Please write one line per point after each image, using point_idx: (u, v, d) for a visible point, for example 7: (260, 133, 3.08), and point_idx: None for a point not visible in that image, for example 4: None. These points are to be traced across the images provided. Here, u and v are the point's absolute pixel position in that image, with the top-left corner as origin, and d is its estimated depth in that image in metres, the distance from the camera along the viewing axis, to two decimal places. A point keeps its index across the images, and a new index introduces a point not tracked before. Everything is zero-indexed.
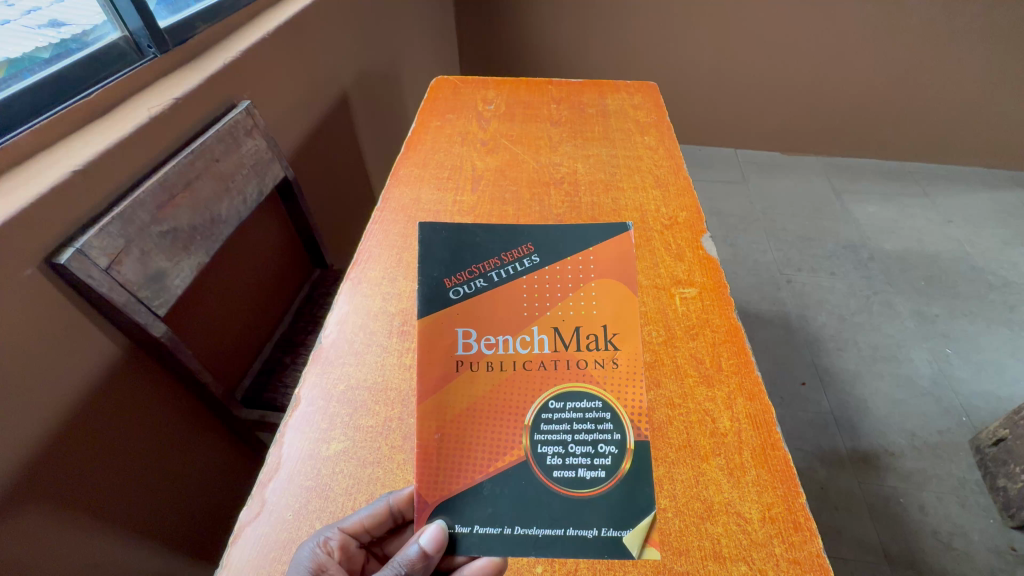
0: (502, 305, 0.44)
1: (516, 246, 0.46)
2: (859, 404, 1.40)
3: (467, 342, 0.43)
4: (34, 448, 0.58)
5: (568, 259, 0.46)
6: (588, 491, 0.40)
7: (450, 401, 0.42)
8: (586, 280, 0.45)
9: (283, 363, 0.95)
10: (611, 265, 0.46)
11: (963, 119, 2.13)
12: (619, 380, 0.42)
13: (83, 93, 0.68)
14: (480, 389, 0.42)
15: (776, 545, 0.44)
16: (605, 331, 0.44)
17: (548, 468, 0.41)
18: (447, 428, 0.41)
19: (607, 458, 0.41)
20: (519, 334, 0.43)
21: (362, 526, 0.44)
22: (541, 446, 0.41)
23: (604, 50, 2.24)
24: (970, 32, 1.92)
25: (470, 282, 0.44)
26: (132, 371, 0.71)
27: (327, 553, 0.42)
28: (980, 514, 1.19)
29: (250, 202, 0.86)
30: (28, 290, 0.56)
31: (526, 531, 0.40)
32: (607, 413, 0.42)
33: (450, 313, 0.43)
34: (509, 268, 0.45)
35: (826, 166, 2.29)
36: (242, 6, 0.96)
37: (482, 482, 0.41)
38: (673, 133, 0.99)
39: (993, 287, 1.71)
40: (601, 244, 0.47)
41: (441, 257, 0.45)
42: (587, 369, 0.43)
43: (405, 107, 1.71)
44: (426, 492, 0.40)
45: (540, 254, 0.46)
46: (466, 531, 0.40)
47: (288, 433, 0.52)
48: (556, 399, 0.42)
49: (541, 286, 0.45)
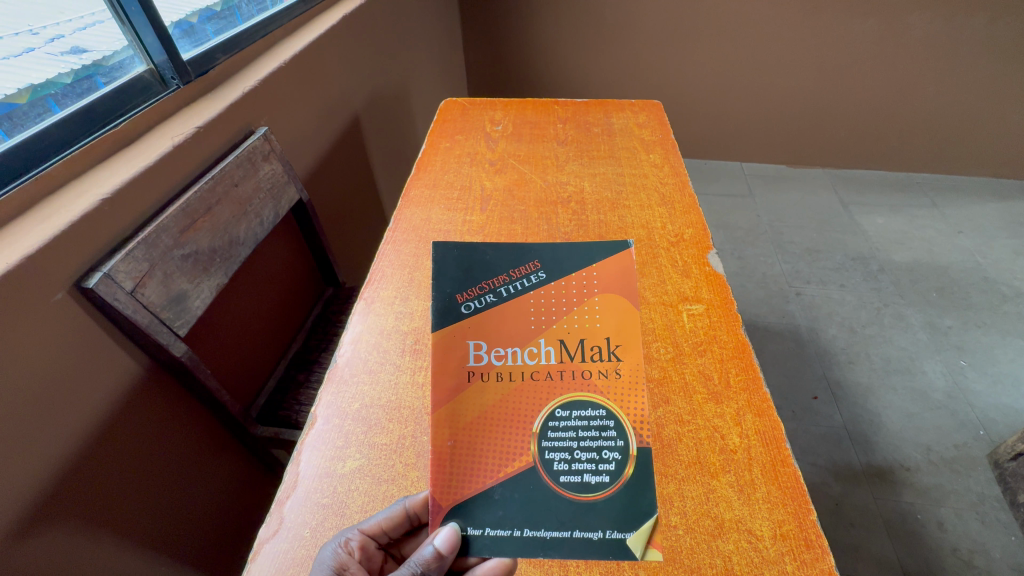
0: (510, 318, 0.46)
1: (523, 263, 0.49)
2: (873, 419, 1.39)
3: (478, 354, 0.44)
4: (62, 464, 0.60)
5: (572, 275, 0.48)
6: (593, 495, 0.41)
7: (462, 410, 0.43)
8: (590, 294, 0.47)
9: (297, 381, 0.97)
10: (613, 280, 0.48)
11: (969, 130, 2.13)
12: (622, 390, 0.43)
13: (110, 124, 0.71)
14: (490, 398, 0.44)
15: (788, 563, 0.45)
16: (608, 343, 0.45)
17: (555, 473, 0.41)
18: (461, 436, 0.43)
19: (611, 463, 0.42)
20: (526, 346, 0.45)
21: (380, 528, 0.45)
22: (548, 452, 0.42)
23: (609, 68, 2.28)
24: (973, 44, 1.93)
25: (480, 297, 0.46)
26: (153, 389, 0.73)
27: (348, 553, 0.43)
28: (1001, 530, 1.17)
29: (266, 224, 0.89)
30: (60, 313, 0.58)
31: (535, 533, 0.40)
32: (611, 421, 0.43)
33: (461, 325, 0.45)
34: (517, 284, 0.47)
35: (834, 178, 2.30)
36: (259, 37, 1.00)
37: (493, 487, 0.41)
38: (678, 151, 1.01)
39: (1006, 298, 1.69)
40: (604, 261, 0.49)
41: (453, 274, 0.47)
42: (591, 379, 0.44)
43: (414, 127, 1.75)
44: (440, 496, 0.41)
45: (545, 271, 0.48)
46: (476, 534, 0.41)
47: (305, 450, 0.54)
48: (562, 407, 0.43)
49: (546, 301, 0.47)
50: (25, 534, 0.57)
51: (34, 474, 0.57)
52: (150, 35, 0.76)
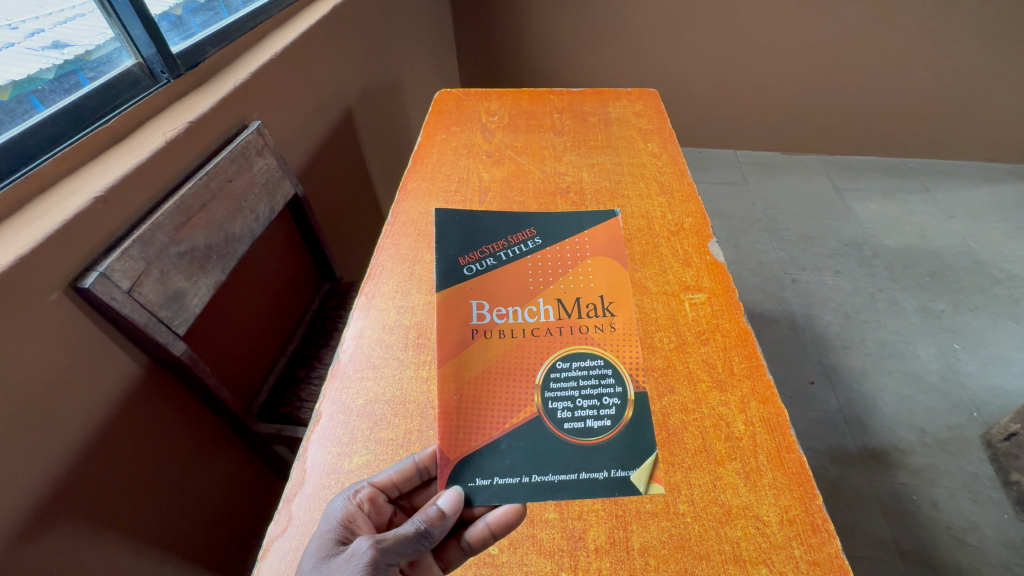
0: (513, 283, 0.59)
1: (520, 234, 0.65)
2: (868, 402, 1.41)
3: (481, 313, 0.57)
4: (64, 464, 0.60)
5: (567, 242, 0.64)
6: (595, 438, 0.49)
7: (466, 366, 0.53)
8: (583, 258, 0.62)
9: (298, 377, 0.96)
10: (602, 247, 0.64)
11: (960, 113, 2.14)
12: (617, 341, 0.55)
13: (102, 119, 0.69)
14: (493, 353, 0.54)
15: (795, 547, 0.45)
16: (602, 301, 0.58)
17: (559, 421, 0.50)
18: (465, 390, 0.52)
19: (612, 408, 0.51)
20: (527, 305, 0.58)
21: (391, 481, 0.47)
22: (552, 402, 0.51)
23: (602, 58, 2.27)
24: (965, 27, 1.93)
25: (480, 262, 0.62)
26: (152, 389, 0.71)
27: (357, 505, 0.46)
28: (994, 508, 1.19)
29: (262, 220, 0.88)
30: (55, 315, 0.57)
31: (542, 478, 0.47)
32: (609, 369, 0.54)
33: (465, 285, 0.59)
34: (514, 250, 0.63)
35: (827, 165, 2.31)
36: (249, 29, 0.98)
37: (499, 438, 0.49)
38: (676, 140, 1.00)
39: (997, 281, 1.71)
40: (594, 230, 0.65)
41: (458, 245, 0.63)
42: (589, 333, 0.56)
43: (407, 119, 1.73)
44: (449, 451, 0.48)
45: (541, 238, 0.64)
46: (484, 483, 0.47)
47: (310, 448, 0.53)
48: (563, 359, 0.53)
49: (543, 264, 0.61)
50: (27, 536, 0.56)
51: (34, 476, 0.56)
52: (137, 27, 0.74)
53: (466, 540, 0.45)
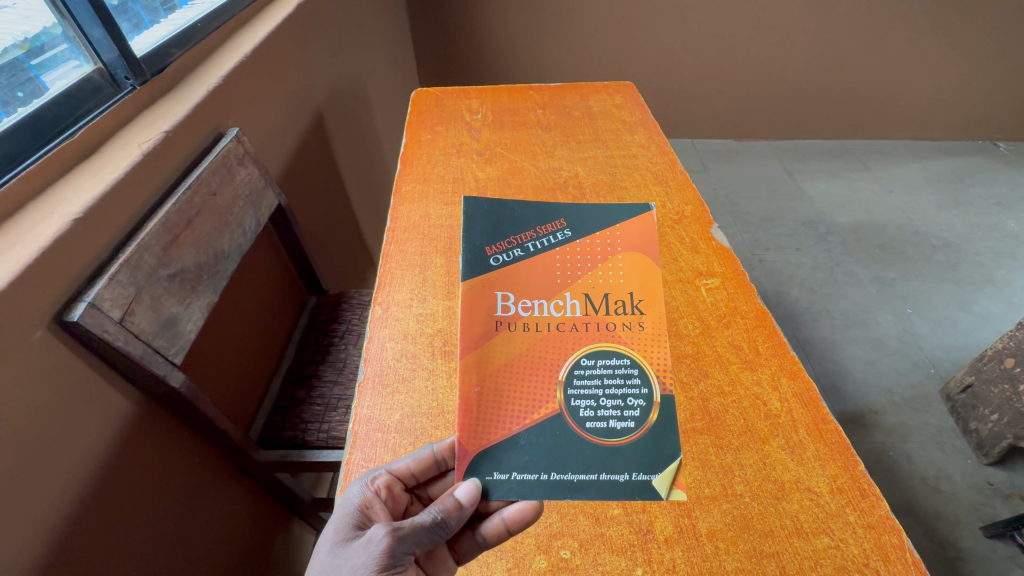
0: (540, 274, 0.55)
1: (550, 222, 0.60)
2: (840, 369, 1.50)
3: (506, 305, 0.54)
4: (64, 519, 0.53)
5: (597, 233, 0.59)
6: (618, 439, 0.47)
7: (489, 359, 0.51)
8: (614, 253, 0.57)
9: (298, 399, 0.90)
10: (635, 242, 0.58)
11: (890, 96, 2.32)
12: (645, 341, 0.51)
13: (65, 132, 0.62)
14: (518, 346, 0.51)
15: (849, 514, 0.47)
16: (631, 298, 0.54)
17: (581, 419, 0.48)
18: (487, 382, 0.50)
19: (636, 410, 0.48)
20: (554, 299, 0.54)
21: (408, 470, 0.48)
22: (574, 400, 0.49)
23: (559, 54, 2.28)
24: (892, 17, 2.09)
25: (507, 252, 0.57)
26: (147, 425, 0.65)
27: (374, 492, 0.46)
28: (959, 456, 1.31)
29: (249, 234, 0.82)
30: (40, 356, 0.50)
31: (562, 476, 0.45)
32: (635, 369, 0.49)
33: (491, 275, 0.55)
34: (545, 241, 0.59)
35: (776, 149, 2.44)
36: (213, 29, 0.91)
37: (519, 433, 0.47)
38: (660, 130, 1.02)
39: (936, 249, 1.87)
40: (627, 223, 0.60)
41: (485, 232, 0.59)
42: (615, 331, 0.52)
43: (373, 122, 1.67)
44: (467, 443, 0.47)
45: (571, 230, 0.59)
46: (502, 478, 0.46)
47: (352, 471, 0.50)
48: (588, 356, 0.50)
49: (571, 257, 0.57)
50: None
51: (30, 541, 0.50)
52: (96, 30, 0.67)
53: (482, 532, 0.45)
